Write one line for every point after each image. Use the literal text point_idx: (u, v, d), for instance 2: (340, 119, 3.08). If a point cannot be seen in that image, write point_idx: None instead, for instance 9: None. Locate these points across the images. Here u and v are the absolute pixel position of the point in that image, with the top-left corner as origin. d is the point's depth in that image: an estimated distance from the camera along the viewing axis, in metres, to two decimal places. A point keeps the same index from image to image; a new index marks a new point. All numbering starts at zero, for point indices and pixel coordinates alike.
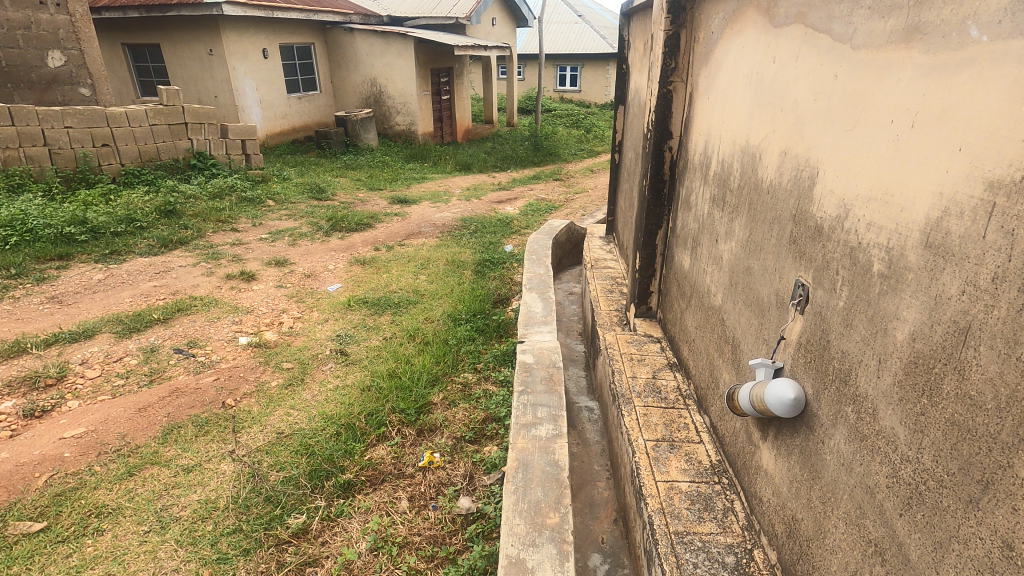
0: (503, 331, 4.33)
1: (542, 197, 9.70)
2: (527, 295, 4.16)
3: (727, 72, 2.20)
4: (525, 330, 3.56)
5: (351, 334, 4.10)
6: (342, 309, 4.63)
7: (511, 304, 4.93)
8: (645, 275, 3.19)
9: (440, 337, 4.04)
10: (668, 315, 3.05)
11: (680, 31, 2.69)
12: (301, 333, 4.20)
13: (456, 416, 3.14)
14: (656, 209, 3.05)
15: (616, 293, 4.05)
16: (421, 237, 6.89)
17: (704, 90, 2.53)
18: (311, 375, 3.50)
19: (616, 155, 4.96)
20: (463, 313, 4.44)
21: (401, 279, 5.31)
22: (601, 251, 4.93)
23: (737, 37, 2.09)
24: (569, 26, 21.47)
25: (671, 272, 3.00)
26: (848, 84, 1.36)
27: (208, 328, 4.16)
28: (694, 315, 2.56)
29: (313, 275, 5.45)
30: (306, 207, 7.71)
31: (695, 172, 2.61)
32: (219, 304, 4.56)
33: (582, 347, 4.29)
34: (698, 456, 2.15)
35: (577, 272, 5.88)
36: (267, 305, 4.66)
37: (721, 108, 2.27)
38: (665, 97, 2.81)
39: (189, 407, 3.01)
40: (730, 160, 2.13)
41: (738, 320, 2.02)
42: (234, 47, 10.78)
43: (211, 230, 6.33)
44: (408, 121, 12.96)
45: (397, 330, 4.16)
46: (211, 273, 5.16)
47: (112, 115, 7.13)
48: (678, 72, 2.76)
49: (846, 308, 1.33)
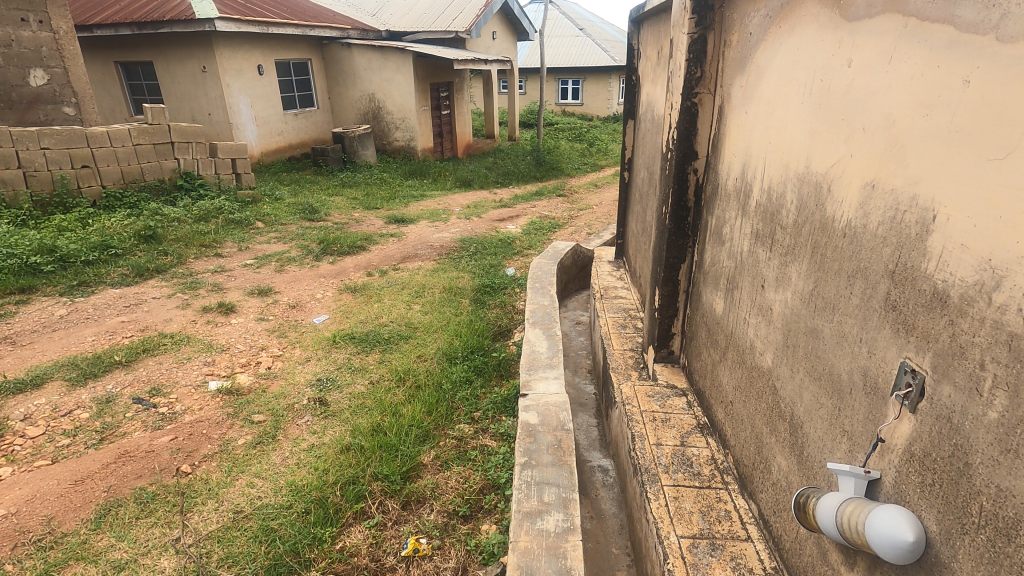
0: (504, 371, 3.92)
1: (545, 214, 9.30)
2: (530, 331, 3.73)
3: (773, 81, 1.79)
4: (528, 376, 3.13)
5: (333, 377, 3.67)
6: (327, 345, 4.21)
7: (513, 337, 4.51)
8: (666, 316, 2.77)
9: (432, 381, 3.63)
10: (694, 364, 2.62)
11: (706, 34, 2.29)
12: (279, 376, 3.79)
13: (448, 482, 2.72)
14: (679, 241, 2.62)
15: (630, 329, 3.61)
16: (417, 261, 6.49)
17: (738, 103, 2.11)
18: (285, 431, 3.07)
19: (625, 174, 4.57)
20: (458, 350, 4.03)
21: (394, 309, 4.90)
22: (611, 278, 4.51)
23: (787, 36, 1.68)
24: (571, 40, 21.34)
25: (698, 313, 2.58)
26: (989, 91, 0.94)
27: (176, 371, 3.74)
28: (731, 371, 2.14)
29: (299, 305, 5.05)
30: (297, 229, 7.33)
31: (728, 199, 2.19)
32: (191, 341, 4.15)
33: (592, 387, 3.86)
34: (747, 562, 1.70)
35: (584, 298, 5.47)
36: (244, 343, 4.25)
37: (764, 124, 1.86)
38: (689, 111, 2.40)
39: (135, 477, 2.57)
40: (781, 190, 1.71)
41: (797, 393, 1.59)
42: (227, 63, 10.50)
43: (193, 255, 5.95)
44: (407, 136, 12.65)
45: (386, 372, 3.75)
46: (187, 305, 4.75)
47: (93, 135, 6.79)
48: (704, 81, 2.35)
49: (1002, 423, 0.90)
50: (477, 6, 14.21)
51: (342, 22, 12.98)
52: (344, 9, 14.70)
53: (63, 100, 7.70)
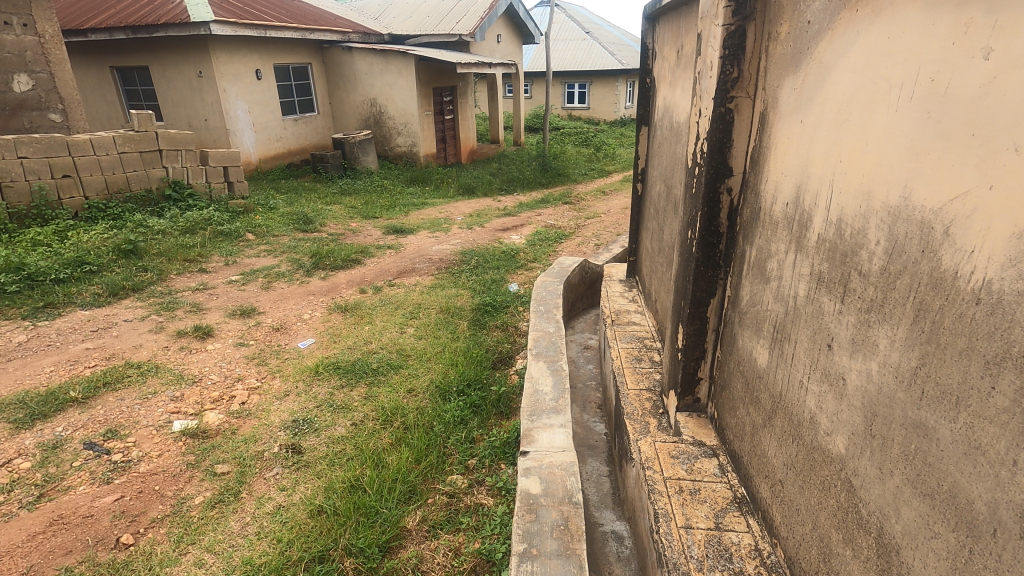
0: (504, 408, 3.51)
1: (551, 223, 8.90)
2: (533, 365, 3.30)
3: (845, 83, 1.38)
4: (530, 423, 2.71)
5: (311, 417, 3.27)
6: (309, 377, 3.81)
7: (515, 365, 4.10)
8: (691, 358, 2.36)
9: (422, 422, 3.23)
10: (727, 419, 2.20)
11: (746, 25, 1.88)
12: (253, 414, 3.40)
13: (435, 556, 2.35)
14: (708, 273, 2.21)
15: (646, 364, 3.19)
16: (414, 275, 6.11)
17: (789, 110, 1.70)
18: (249, 487, 2.67)
19: (637, 185, 4.18)
20: (452, 384, 3.62)
21: (386, 333, 4.50)
22: (622, 300, 4.09)
23: (869, 22, 1.27)
24: (577, 43, 21.01)
25: (732, 359, 2.16)
26: None
27: (137, 409, 3.36)
28: (778, 442, 1.72)
29: (284, 328, 4.66)
30: (289, 241, 6.97)
31: (775, 227, 1.78)
32: (160, 372, 3.77)
33: (603, 427, 3.45)
34: None
35: (592, 318, 5.05)
36: (219, 373, 3.86)
37: (831, 139, 1.44)
38: (723, 119, 1.99)
39: (61, 553, 2.25)
40: (862, 226, 1.29)
41: (888, 504, 1.18)
42: (224, 68, 10.19)
43: (175, 271, 5.58)
44: (409, 142, 12.31)
45: (371, 411, 3.34)
46: (161, 329, 4.37)
47: (75, 143, 6.46)
48: (742, 83, 1.94)
49: None
50: (481, 9, 13.86)
51: (343, 26, 12.67)
52: (345, 12, 14.40)
53: (49, 106, 7.38)
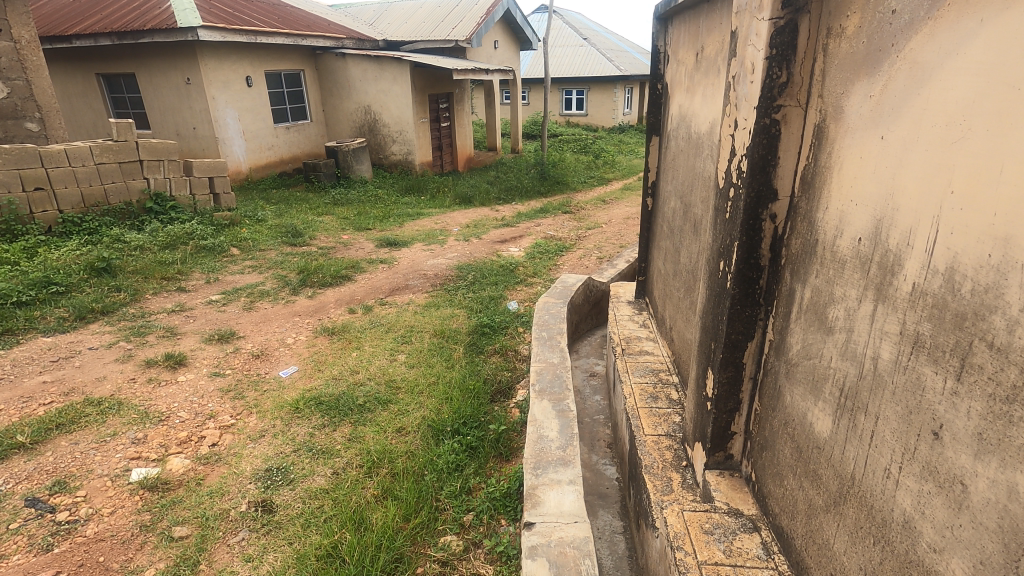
0: (504, 449, 3.16)
1: (550, 234, 8.57)
2: (536, 405, 2.95)
3: (957, 90, 1.04)
4: (534, 479, 2.38)
5: (287, 464, 2.90)
6: (288, 413, 3.45)
7: (515, 397, 3.75)
8: (723, 411, 2.02)
9: (412, 469, 2.89)
10: (769, 487, 1.87)
11: (797, 19, 1.55)
12: (223, 458, 3.04)
13: None
14: (746, 313, 1.87)
15: (662, 403, 2.85)
16: (407, 293, 5.76)
17: (860, 122, 1.36)
18: (210, 556, 2.33)
19: (647, 200, 3.85)
20: (446, 423, 3.25)
21: (376, 359, 4.15)
22: (633, 325, 3.75)
23: (1002, 9, 0.94)
24: (575, 49, 20.83)
25: (776, 417, 1.82)
26: None
27: (92, 455, 3.00)
28: (848, 537, 1.38)
29: (265, 354, 4.30)
30: (276, 256, 6.61)
31: (840, 267, 1.44)
32: (122, 410, 3.40)
33: (615, 470, 3.11)
34: None
35: (599, 341, 4.70)
36: (189, 410, 3.49)
37: (934, 160, 1.10)
38: (768, 133, 1.65)
39: None
40: (995, 281, 0.95)
41: None
42: (213, 75, 9.86)
43: (151, 291, 5.23)
44: (405, 150, 12.00)
45: (356, 456, 2.99)
46: (129, 358, 4.00)
47: (48, 154, 6.12)
48: (792, 89, 1.61)
49: None
50: (478, 14, 13.60)
51: (337, 31, 12.39)
52: (340, 18, 14.13)
53: (26, 115, 7.04)
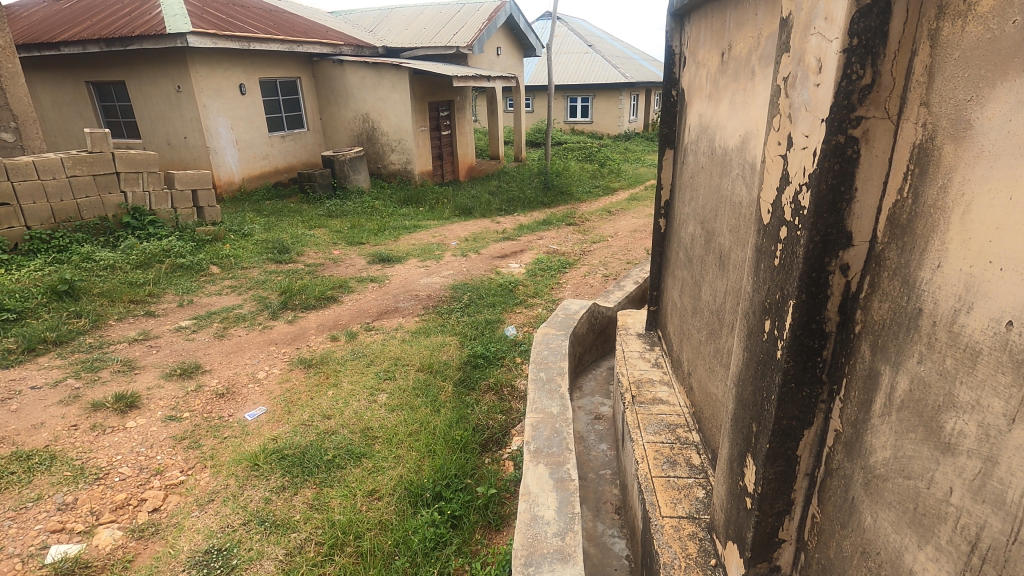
0: (494, 516, 2.70)
1: (553, 248, 8.10)
2: (528, 471, 2.47)
3: None
4: None
5: (232, 544, 2.44)
6: (246, 468, 2.98)
7: (510, 446, 3.28)
8: (770, 515, 1.53)
9: (383, 549, 2.42)
10: None
11: None
12: (162, 530, 2.57)
13: None
14: (804, 393, 1.38)
15: (681, 471, 2.36)
16: (396, 316, 5.30)
17: (1010, 145, 0.89)
18: None
19: (659, 221, 3.38)
20: (425, 486, 2.77)
21: (355, 399, 3.68)
22: (644, 364, 3.26)
23: None
24: (580, 56, 20.49)
25: (848, 540, 1.33)
26: None
27: (7, 528, 2.54)
28: None
29: (230, 393, 3.83)
30: (259, 275, 6.17)
31: (976, 359, 0.95)
32: (54, 467, 2.94)
33: (625, 545, 2.61)
34: None
35: (604, 375, 4.22)
36: (133, 464, 3.03)
37: None
38: (844, 155, 1.16)
39: None
40: None
41: None
42: (205, 83, 9.49)
43: (116, 315, 4.81)
44: (403, 159, 11.60)
45: (315, 531, 2.51)
46: (74, 399, 3.55)
47: (15, 167, 5.72)
48: (879, 95, 1.13)
49: None
50: (480, 20, 13.25)
51: (334, 38, 12.05)
52: (339, 24, 13.82)
53: None
